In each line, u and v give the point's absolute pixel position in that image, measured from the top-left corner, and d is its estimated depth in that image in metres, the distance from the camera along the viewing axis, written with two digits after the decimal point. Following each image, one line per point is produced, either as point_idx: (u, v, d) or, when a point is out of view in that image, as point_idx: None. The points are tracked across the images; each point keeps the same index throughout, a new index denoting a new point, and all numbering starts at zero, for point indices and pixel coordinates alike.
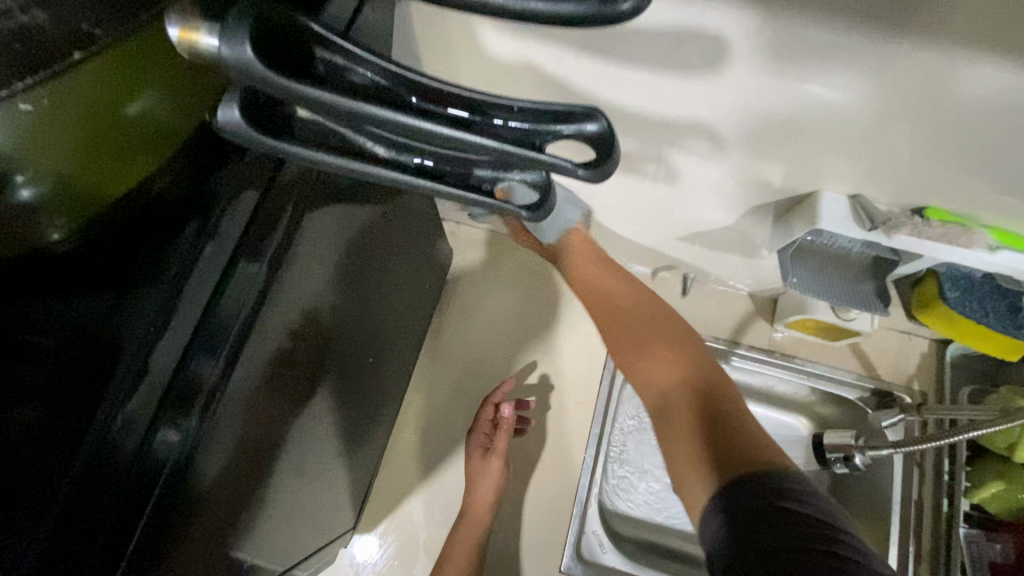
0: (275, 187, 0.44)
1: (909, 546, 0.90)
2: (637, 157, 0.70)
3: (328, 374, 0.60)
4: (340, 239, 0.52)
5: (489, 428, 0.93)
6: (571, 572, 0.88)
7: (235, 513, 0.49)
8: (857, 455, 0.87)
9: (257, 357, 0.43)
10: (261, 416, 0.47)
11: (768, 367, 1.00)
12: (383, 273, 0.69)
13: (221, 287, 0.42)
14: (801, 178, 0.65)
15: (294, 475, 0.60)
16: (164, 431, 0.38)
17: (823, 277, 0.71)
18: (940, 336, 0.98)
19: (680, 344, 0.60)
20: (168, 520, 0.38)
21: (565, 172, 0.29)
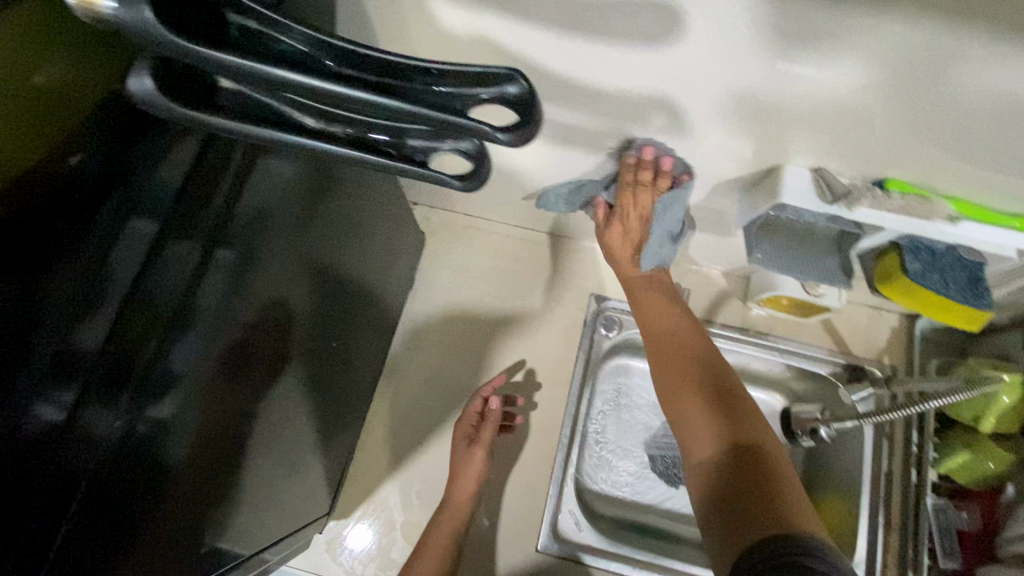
0: (204, 159, 0.44)
1: (879, 516, 0.92)
2: (601, 134, 0.69)
3: (296, 355, 0.60)
4: (290, 216, 0.52)
5: (476, 419, 0.91)
6: (548, 551, 0.89)
7: (205, 500, 0.50)
8: (823, 428, 0.89)
9: (198, 335, 0.43)
10: (217, 398, 0.47)
11: (741, 344, 1.00)
12: (349, 253, 0.69)
13: (153, 265, 0.41)
14: (765, 152, 0.65)
15: (267, 458, 0.60)
16: (94, 412, 0.38)
17: (788, 251, 0.71)
18: (909, 310, 0.99)
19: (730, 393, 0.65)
20: (110, 501, 0.39)
21: (484, 135, 0.28)
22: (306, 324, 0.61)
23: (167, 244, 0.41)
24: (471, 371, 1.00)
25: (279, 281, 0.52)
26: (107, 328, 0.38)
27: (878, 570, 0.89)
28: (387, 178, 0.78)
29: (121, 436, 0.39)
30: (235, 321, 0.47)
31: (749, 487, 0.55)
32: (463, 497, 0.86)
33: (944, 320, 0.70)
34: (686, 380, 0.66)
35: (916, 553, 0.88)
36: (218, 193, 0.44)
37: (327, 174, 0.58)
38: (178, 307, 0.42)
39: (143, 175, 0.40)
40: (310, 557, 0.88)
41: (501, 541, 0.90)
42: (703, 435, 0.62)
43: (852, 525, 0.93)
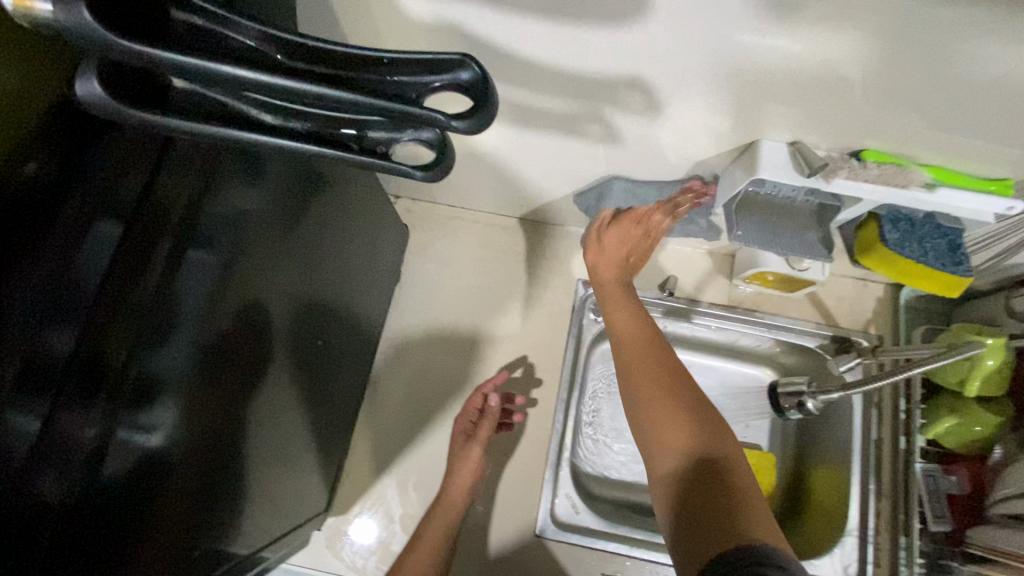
0: (167, 158, 0.43)
1: (871, 484, 0.93)
2: (577, 118, 0.68)
3: (283, 358, 0.60)
4: (266, 216, 0.52)
5: (476, 416, 0.92)
6: (545, 535, 0.89)
7: (199, 503, 0.50)
8: (808, 401, 0.89)
9: (176, 337, 0.44)
10: (202, 401, 0.47)
11: (729, 322, 1.01)
12: (333, 253, 0.69)
13: (123, 269, 0.40)
14: (740, 130, 0.65)
15: (260, 457, 0.60)
16: (72, 420, 0.37)
17: (768, 227, 0.71)
18: (894, 280, 1.00)
19: (687, 390, 0.62)
20: (97, 506, 0.39)
21: (437, 123, 0.28)
22: (290, 321, 0.61)
23: (134, 246, 0.41)
24: (463, 362, 1.00)
25: (258, 280, 0.52)
26: (77, 333, 0.38)
27: (871, 535, 0.91)
28: (366, 177, 0.78)
29: (99, 441, 0.39)
30: (216, 321, 0.47)
31: (719, 502, 0.53)
32: (457, 493, 0.86)
33: (926, 288, 0.70)
34: (655, 379, 0.63)
35: (907, 518, 0.89)
36: (183, 192, 0.44)
37: (300, 167, 0.57)
38: (151, 310, 0.41)
39: (104, 181, 0.41)
40: (312, 554, 0.89)
41: (500, 527, 0.92)
42: (666, 437, 0.59)
43: (844, 494, 0.95)
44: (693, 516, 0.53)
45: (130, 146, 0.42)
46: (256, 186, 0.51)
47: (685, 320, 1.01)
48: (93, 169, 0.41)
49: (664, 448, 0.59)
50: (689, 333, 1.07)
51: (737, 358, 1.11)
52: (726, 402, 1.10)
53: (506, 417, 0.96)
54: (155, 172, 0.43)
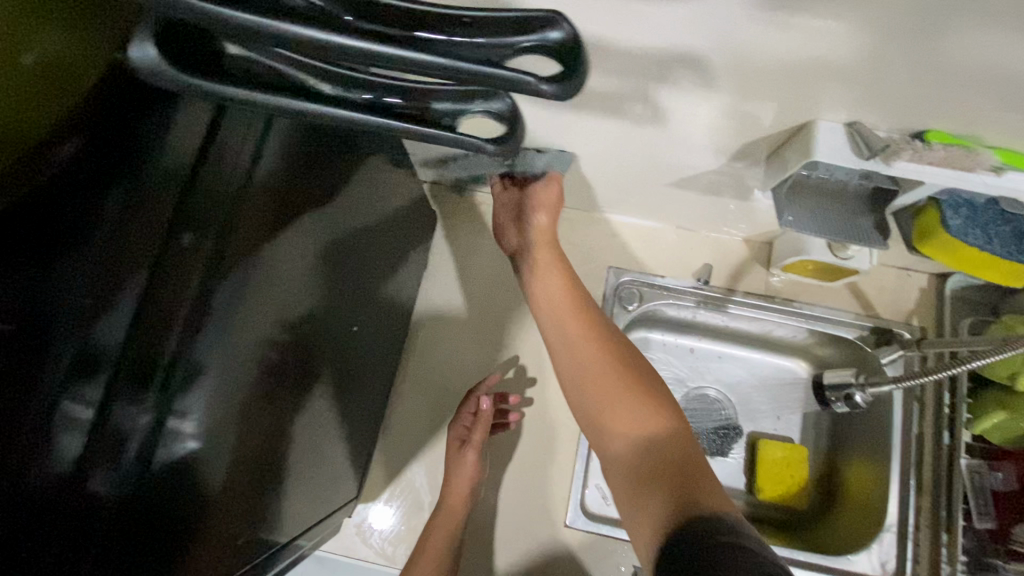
0: (212, 143, 0.42)
1: (911, 480, 0.90)
2: (621, 97, 0.66)
3: (323, 366, 0.61)
4: (309, 226, 0.52)
5: (470, 420, 0.90)
6: (575, 526, 0.88)
7: (248, 497, 0.51)
8: (857, 393, 0.87)
9: (219, 331, 0.43)
10: (246, 394, 0.47)
11: (764, 312, 0.98)
12: (367, 262, 0.69)
13: (173, 257, 0.40)
14: (794, 109, 0.61)
15: (299, 451, 0.60)
16: (123, 408, 0.37)
17: (821, 213, 0.67)
18: (939, 270, 0.96)
19: (635, 373, 0.61)
20: (151, 496, 0.39)
21: (530, 86, 0.28)
22: (327, 321, 0.60)
23: (182, 235, 0.40)
24: (491, 350, 0.98)
25: (299, 280, 0.52)
26: (129, 322, 0.37)
27: (910, 531, 0.89)
28: (399, 170, 0.76)
29: (149, 431, 0.39)
30: (259, 321, 0.47)
31: (677, 482, 0.50)
32: (456, 499, 0.85)
33: (984, 276, 0.67)
34: (600, 368, 0.61)
35: (949, 515, 0.87)
36: (230, 181, 0.43)
37: (339, 164, 0.57)
38: (197, 300, 0.41)
39: (156, 162, 0.39)
40: (341, 541, 0.88)
41: (531, 517, 0.90)
42: (620, 429, 0.57)
43: (883, 489, 0.92)
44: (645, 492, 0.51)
45: (183, 127, 0.40)
46: (298, 181, 0.50)
47: (720, 310, 0.99)
48: (143, 149, 0.38)
49: (616, 434, 0.57)
50: (721, 324, 1.05)
51: (771, 348, 1.08)
52: (758, 393, 1.08)
53: (501, 417, 0.94)
54: (203, 158, 0.41)
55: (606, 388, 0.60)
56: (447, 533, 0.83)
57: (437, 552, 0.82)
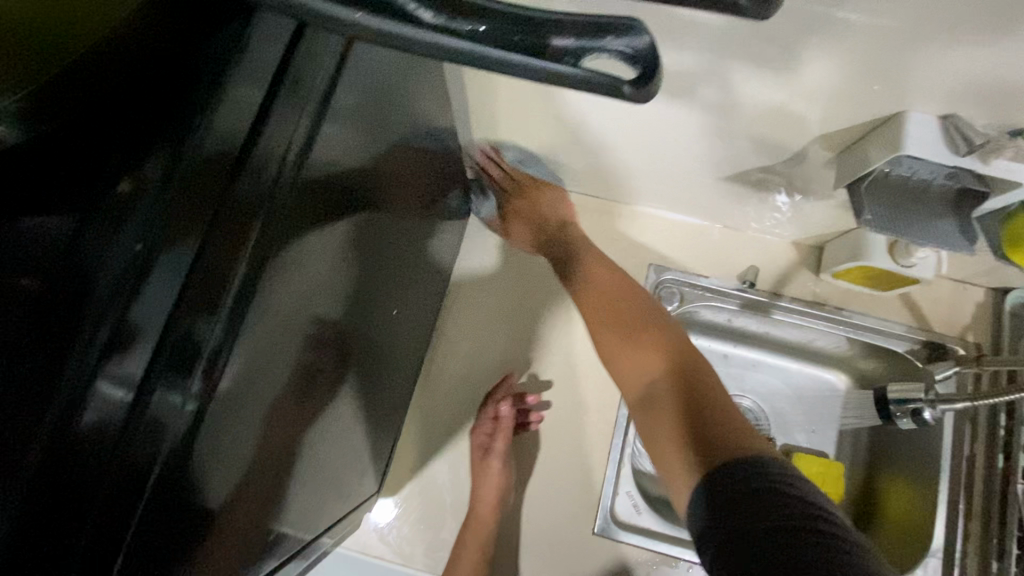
0: (280, 90, 0.36)
1: (959, 503, 0.86)
2: (691, 76, 0.60)
3: (350, 374, 0.60)
4: (345, 224, 0.48)
5: (491, 426, 0.87)
6: (605, 534, 0.84)
7: (268, 493, 0.47)
8: (926, 409, 0.82)
9: (262, 329, 0.39)
10: (279, 378, 0.43)
11: (811, 320, 0.94)
12: (396, 255, 0.65)
13: (227, 222, 0.34)
14: (883, 97, 0.56)
15: (320, 445, 0.56)
16: (164, 395, 0.32)
17: (900, 211, 0.62)
18: (999, 284, 0.91)
19: (660, 334, 0.65)
20: (182, 494, 0.35)
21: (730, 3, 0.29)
22: (359, 302, 0.56)
23: (238, 198, 0.35)
24: (522, 345, 0.94)
25: (339, 254, 0.48)
26: (174, 294, 0.32)
27: (958, 557, 0.85)
28: (438, 143, 0.71)
29: (190, 427, 0.34)
30: (301, 301, 0.44)
31: (710, 422, 0.53)
32: (485, 508, 0.82)
33: None
34: (632, 332, 0.67)
35: (1002, 543, 0.82)
36: (292, 141, 0.38)
37: (383, 129, 0.53)
38: (248, 275, 0.36)
39: (218, 106, 0.33)
40: (358, 538, 0.84)
41: (559, 522, 0.86)
42: (642, 374, 0.63)
43: (929, 513, 0.88)
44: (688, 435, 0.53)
45: (251, 65, 0.35)
46: (347, 144, 0.45)
47: (763, 315, 0.95)
48: (203, 90, 0.33)
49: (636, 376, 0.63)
50: (761, 331, 1.00)
51: (811, 359, 1.03)
52: (795, 405, 1.03)
53: (523, 417, 0.90)
54: (268, 107, 0.36)
55: (626, 344, 0.66)
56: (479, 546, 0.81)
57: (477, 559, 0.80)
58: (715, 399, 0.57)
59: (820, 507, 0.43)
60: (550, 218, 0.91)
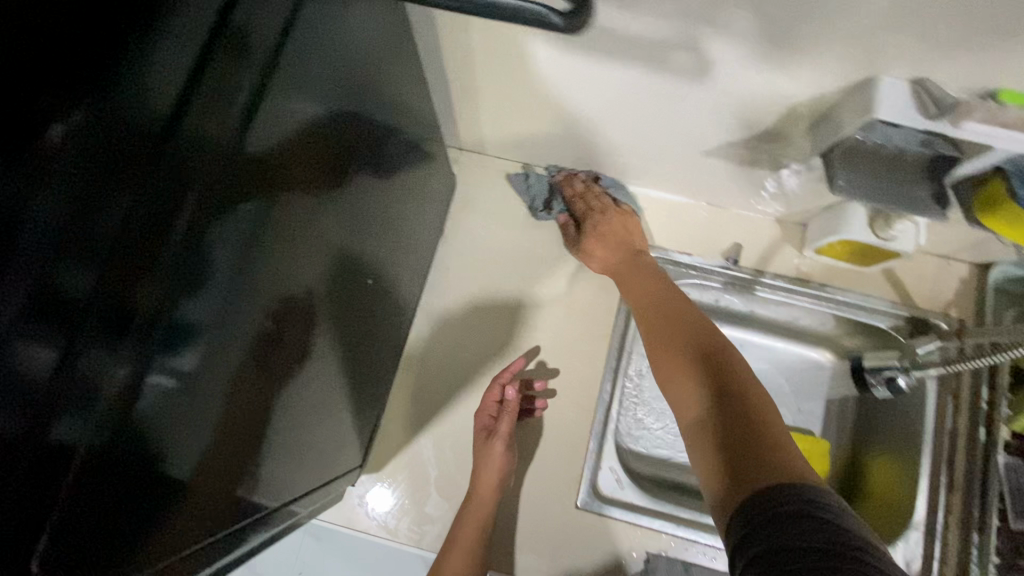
0: (224, 34, 0.34)
1: (941, 476, 0.86)
2: (664, 46, 0.60)
3: (324, 334, 0.58)
4: (311, 192, 0.47)
5: (495, 409, 0.87)
6: (588, 508, 0.85)
7: (231, 467, 0.46)
8: (899, 376, 0.84)
9: (212, 299, 0.37)
10: (235, 345, 0.41)
11: (794, 297, 0.94)
12: (366, 229, 0.64)
13: (167, 175, 0.32)
14: (855, 62, 0.56)
15: (290, 413, 0.55)
16: (95, 359, 0.30)
17: (872, 179, 0.62)
18: (983, 260, 0.91)
19: (704, 351, 0.63)
20: (124, 467, 0.33)
21: None
22: (323, 271, 0.54)
23: (180, 147, 0.32)
24: (507, 324, 0.94)
25: (301, 219, 0.46)
26: (105, 248, 0.30)
27: (939, 530, 0.85)
28: (408, 115, 0.70)
29: (126, 394, 0.32)
30: (257, 267, 0.42)
31: (756, 446, 0.51)
32: (487, 490, 0.81)
33: None
34: (678, 352, 0.64)
35: (981, 514, 0.82)
36: (240, 91, 0.35)
37: (353, 95, 0.51)
38: (190, 231, 0.34)
39: (154, 43, 0.31)
40: (343, 511, 0.85)
41: (542, 497, 0.87)
42: (691, 396, 0.60)
43: (910, 485, 0.88)
44: (737, 460, 0.51)
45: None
46: (309, 100, 0.43)
47: (747, 292, 0.95)
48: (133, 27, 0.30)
49: (687, 400, 0.60)
50: (747, 309, 1.01)
51: (796, 337, 1.03)
52: (781, 383, 1.03)
53: (527, 403, 0.90)
54: (211, 51, 0.33)
55: (670, 361, 0.64)
56: (480, 519, 0.80)
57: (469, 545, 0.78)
58: (764, 419, 0.54)
59: (857, 534, 0.42)
60: (628, 244, 0.87)
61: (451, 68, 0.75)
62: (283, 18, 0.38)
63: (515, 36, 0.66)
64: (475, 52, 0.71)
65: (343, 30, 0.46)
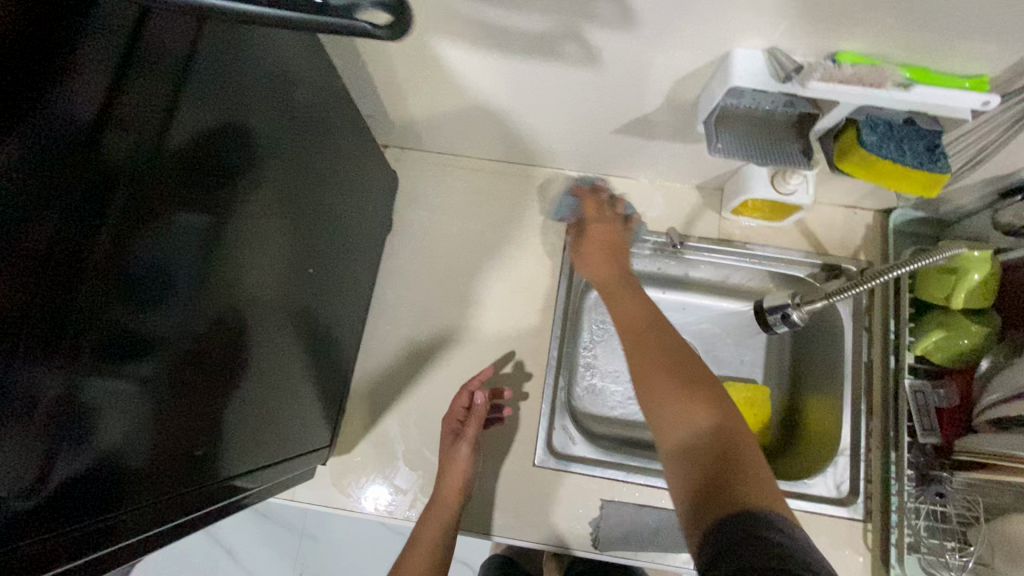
0: (127, 74, 0.40)
1: (860, 404, 0.95)
2: (553, 38, 0.68)
3: (267, 329, 0.64)
4: (231, 205, 0.53)
5: (462, 414, 0.93)
6: (544, 466, 0.93)
7: (180, 460, 0.52)
8: (793, 312, 0.90)
9: (138, 310, 0.43)
10: (167, 348, 0.47)
11: (720, 256, 1.03)
12: (305, 234, 0.70)
13: (85, 208, 0.38)
14: (713, 39, 0.64)
15: (243, 402, 0.61)
16: (33, 375, 0.35)
17: (747, 139, 0.71)
18: (884, 207, 1.01)
19: (688, 368, 0.64)
20: (68, 460, 0.39)
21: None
22: (259, 275, 0.60)
23: (91, 180, 0.38)
24: (458, 306, 1.02)
25: (224, 232, 0.52)
26: (37, 272, 0.35)
27: (862, 453, 0.93)
28: (334, 115, 0.76)
29: (63, 400, 0.38)
30: (184, 279, 0.48)
31: (734, 474, 0.54)
32: (452, 491, 0.86)
33: (895, 186, 0.68)
34: (663, 366, 0.64)
35: (896, 433, 0.91)
36: (144, 124, 0.41)
37: (270, 110, 0.57)
38: (108, 254, 0.39)
39: (65, 90, 0.36)
40: (320, 491, 0.92)
41: (502, 459, 0.94)
42: (679, 412, 0.60)
43: (836, 416, 0.97)
44: (716, 484, 0.54)
45: (95, 50, 0.38)
46: (216, 124, 0.49)
47: (677, 255, 1.04)
48: (53, 75, 0.35)
49: (674, 414, 0.61)
50: (682, 273, 1.09)
51: (731, 294, 1.12)
52: (720, 338, 1.12)
53: (496, 410, 0.96)
54: (115, 91, 0.39)
55: (654, 374, 0.64)
56: (442, 522, 0.85)
57: (429, 544, 0.85)
58: (748, 453, 0.57)
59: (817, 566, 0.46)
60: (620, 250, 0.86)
61: (376, 74, 0.83)
62: (177, 54, 0.43)
63: (424, 40, 0.73)
64: (393, 57, 0.78)
65: (243, 54, 0.51)
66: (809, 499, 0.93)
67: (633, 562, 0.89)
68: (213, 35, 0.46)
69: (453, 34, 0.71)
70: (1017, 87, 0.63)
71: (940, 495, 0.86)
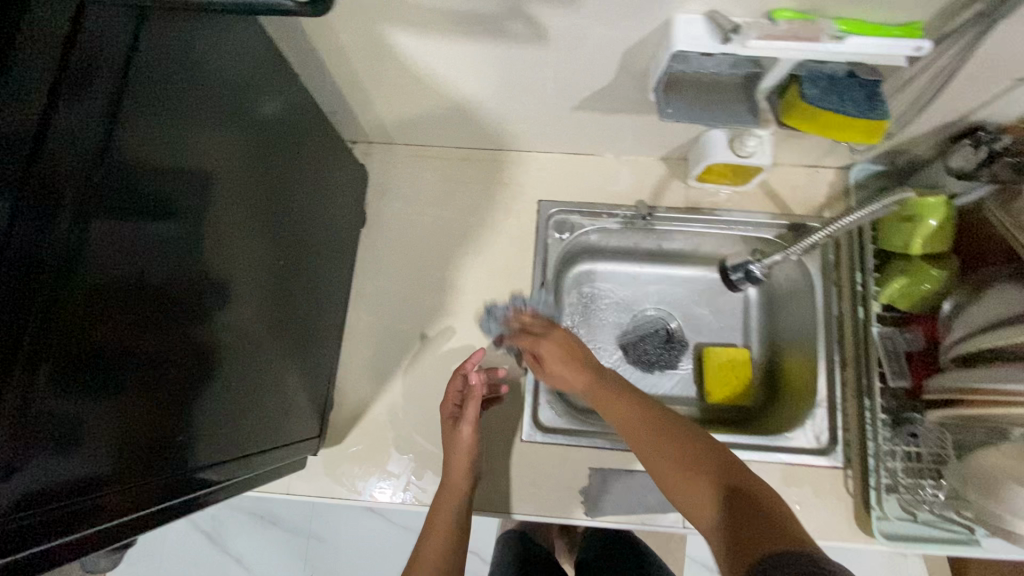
0: (69, 71, 0.41)
1: (834, 356, 0.98)
2: (498, 17, 0.69)
3: (243, 324, 0.66)
4: (190, 207, 0.54)
5: (459, 399, 0.94)
6: (532, 440, 0.95)
7: (159, 455, 0.53)
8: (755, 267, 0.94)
9: (99, 309, 0.44)
10: (136, 350, 0.48)
11: (689, 224, 1.05)
12: (274, 232, 0.71)
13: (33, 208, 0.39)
14: (653, 7, 0.66)
15: (222, 398, 0.63)
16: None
17: (697, 102, 0.73)
18: (844, 163, 1.03)
19: (688, 445, 0.68)
20: (36, 457, 0.40)
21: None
22: (228, 278, 0.61)
23: (35, 185, 0.39)
24: (437, 293, 1.03)
25: (186, 230, 0.53)
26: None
27: (839, 404, 0.96)
28: (296, 112, 0.77)
29: (28, 401, 0.39)
30: (146, 283, 0.49)
31: (753, 522, 0.57)
32: (459, 473, 0.87)
33: (842, 136, 0.71)
34: (670, 450, 0.69)
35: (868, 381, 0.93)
36: (89, 129, 0.43)
37: (223, 111, 0.58)
38: (59, 253, 0.41)
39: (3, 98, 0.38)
40: (314, 483, 0.94)
41: (490, 438, 0.96)
42: (695, 490, 0.65)
43: (812, 369, 1.00)
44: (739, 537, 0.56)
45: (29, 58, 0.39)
46: (166, 130, 0.50)
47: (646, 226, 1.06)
48: None
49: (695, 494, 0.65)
50: (655, 245, 1.11)
51: (704, 261, 1.14)
52: (697, 304, 1.14)
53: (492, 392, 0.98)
54: (53, 100, 0.41)
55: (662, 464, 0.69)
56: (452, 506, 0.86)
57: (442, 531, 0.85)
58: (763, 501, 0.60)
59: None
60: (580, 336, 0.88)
61: (333, 69, 0.84)
62: (117, 58, 0.45)
63: (376, 31, 0.75)
64: (346, 50, 0.79)
65: (190, 54, 0.52)
66: (791, 451, 0.95)
67: (624, 525, 0.91)
68: (152, 38, 0.48)
69: (403, 21, 0.72)
70: (952, 26, 0.64)
71: (914, 435, 0.88)
